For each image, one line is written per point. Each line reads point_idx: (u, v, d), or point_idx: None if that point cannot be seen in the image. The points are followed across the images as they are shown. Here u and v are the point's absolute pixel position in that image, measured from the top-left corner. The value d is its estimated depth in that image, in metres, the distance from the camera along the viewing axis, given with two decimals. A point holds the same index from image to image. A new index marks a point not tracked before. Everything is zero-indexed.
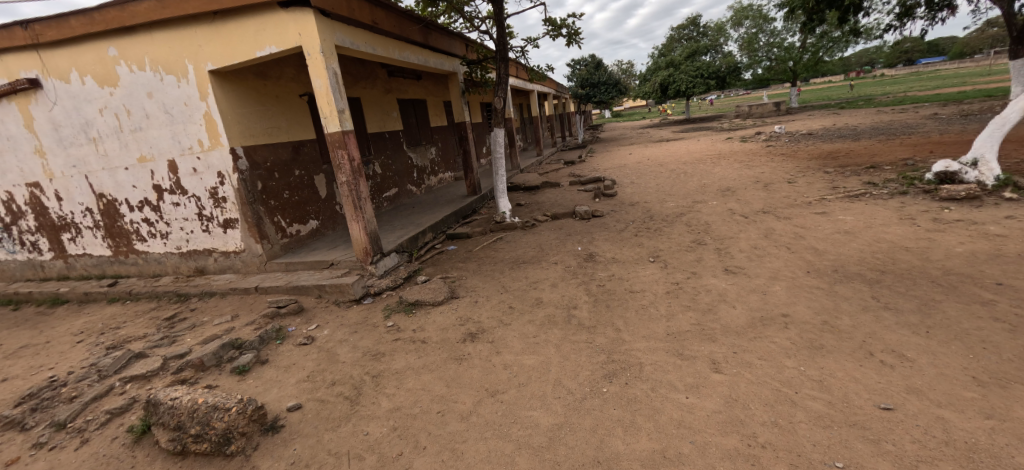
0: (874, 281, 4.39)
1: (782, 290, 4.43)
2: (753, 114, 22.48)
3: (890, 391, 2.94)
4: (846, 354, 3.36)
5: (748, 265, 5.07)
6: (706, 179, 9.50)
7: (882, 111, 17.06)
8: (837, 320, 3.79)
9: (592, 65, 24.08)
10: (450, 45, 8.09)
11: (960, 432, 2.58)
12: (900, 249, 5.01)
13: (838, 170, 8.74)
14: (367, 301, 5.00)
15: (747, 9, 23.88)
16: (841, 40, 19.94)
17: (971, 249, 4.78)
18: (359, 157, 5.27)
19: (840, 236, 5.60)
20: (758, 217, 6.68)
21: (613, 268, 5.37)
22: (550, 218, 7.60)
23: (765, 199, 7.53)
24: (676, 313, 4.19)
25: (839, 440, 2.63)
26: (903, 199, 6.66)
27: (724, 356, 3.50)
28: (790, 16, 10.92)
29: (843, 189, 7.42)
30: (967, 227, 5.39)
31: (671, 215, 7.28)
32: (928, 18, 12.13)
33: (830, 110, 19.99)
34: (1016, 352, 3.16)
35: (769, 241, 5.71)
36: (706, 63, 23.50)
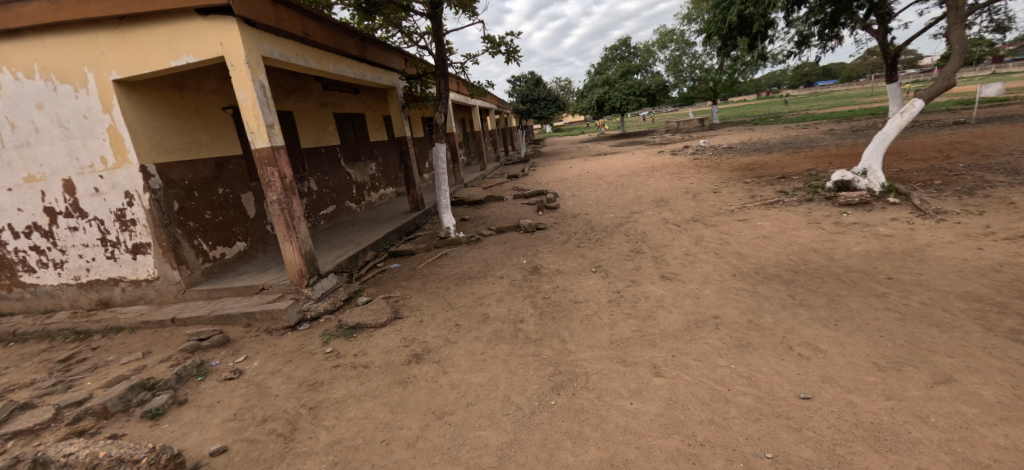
0: (790, 280, 4.79)
1: (713, 293, 4.71)
2: (681, 129, 24.05)
3: (808, 382, 3.20)
4: (770, 349, 3.63)
5: (682, 271, 5.36)
6: (642, 190, 9.97)
7: (789, 127, 18.93)
8: (760, 318, 4.09)
9: (531, 81, 24.68)
10: (388, 58, 7.92)
11: (867, 415, 2.85)
12: (810, 250, 5.53)
13: (755, 180, 9.53)
14: (303, 327, 4.70)
15: (671, 33, 25.52)
16: (752, 63, 21.92)
17: (866, 248, 5.38)
18: (291, 174, 4.98)
19: (760, 240, 6.10)
20: (689, 225, 7.10)
21: (558, 279, 5.45)
22: (495, 231, 7.60)
23: (695, 208, 8.03)
24: (618, 321, 4.32)
25: (768, 431, 2.81)
26: (810, 205, 7.39)
27: (664, 360, 3.64)
28: (709, 41, 11.83)
29: (760, 198, 8.11)
30: (862, 228, 6.06)
31: (610, 226, 7.56)
32: (821, 46, 13.68)
33: (746, 126, 21.87)
34: (907, 338, 3.56)
35: (700, 247, 6.08)
36: (637, 81, 24.87)
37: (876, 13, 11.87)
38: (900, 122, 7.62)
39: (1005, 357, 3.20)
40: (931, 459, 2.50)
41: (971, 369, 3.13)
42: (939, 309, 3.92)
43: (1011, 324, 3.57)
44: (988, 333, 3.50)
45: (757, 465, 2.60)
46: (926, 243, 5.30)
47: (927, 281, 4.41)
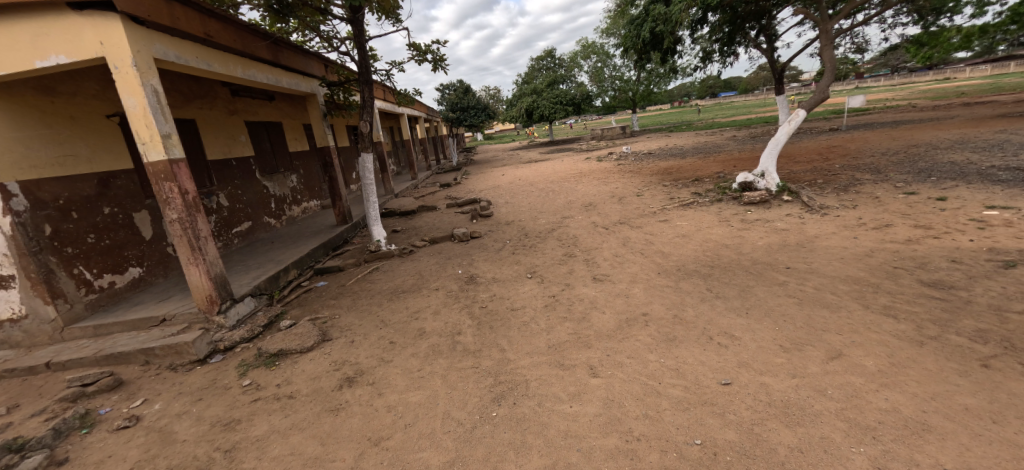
0: (707, 275, 5.16)
1: (641, 292, 4.93)
2: (605, 136, 25.21)
3: (727, 368, 3.44)
4: (693, 341, 3.87)
5: (612, 272, 5.56)
6: (572, 196, 10.28)
7: (700, 134, 20.58)
8: (684, 312, 4.35)
9: (460, 89, 24.64)
10: (306, 64, 7.47)
11: (778, 393, 3.12)
12: (723, 246, 6.01)
13: (673, 183, 10.20)
14: (215, 359, 4.23)
15: (592, 46, 26.71)
16: (665, 75, 23.57)
17: (768, 242, 5.95)
18: (195, 190, 4.48)
19: (680, 239, 6.52)
20: (616, 227, 7.42)
21: (494, 288, 5.41)
22: (428, 242, 7.41)
23: (621, 211, 8.40)
24: (555, 325, 4.38)
25: (696, 419, 2.98)
26: (720, 205, 8.05)
27: (600, 360, 3.73)
28: (627, 54, 12.53)
29: (677, 200, 8.68)
30: (764, 224, 6.70)
31: (543, 231, 7.69)
32: (723, 62, 15.06)
33: (663, 133, 23.46)
34: (806, 320, 3.97)
35: (627, 248, 6.37)
36: (563, 91, 25.73)
37: (766, 33, 13.29)
38: (790, 129, 8.54)
39: (882, 331, 3.67)
40: (830, 428, 2.78)
41: (855, 343, 3.55)
42: (829, 292, 4.41)
43: (884, 302, 4.11)
44: (868, 311, 3.99)
45: (687, 453, 2.74)
46: (815, 235, 5.97)
47: (818, 268, 4.96)
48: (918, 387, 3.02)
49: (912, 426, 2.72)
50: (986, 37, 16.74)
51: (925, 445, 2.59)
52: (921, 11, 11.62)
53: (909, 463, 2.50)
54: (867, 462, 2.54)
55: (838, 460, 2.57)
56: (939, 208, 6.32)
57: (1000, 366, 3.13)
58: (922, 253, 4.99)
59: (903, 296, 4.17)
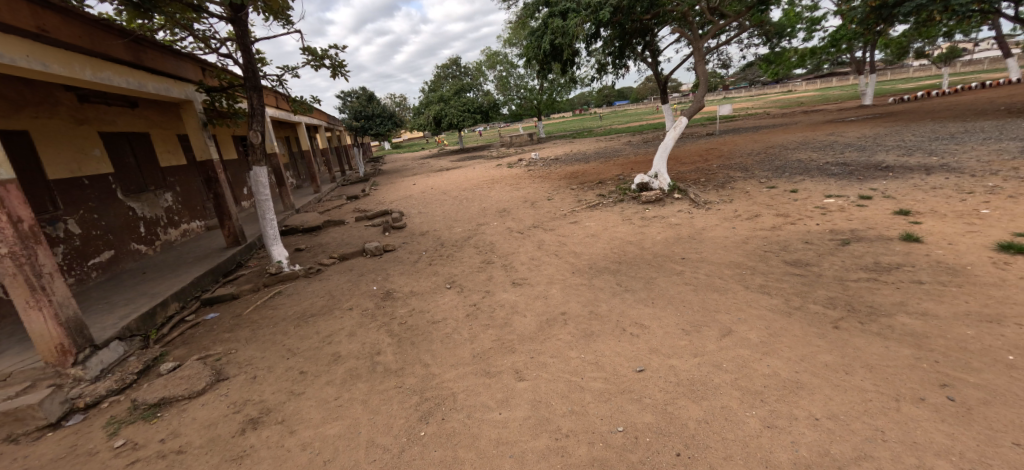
0: (616, 271, 5.45)
1: (558, 292, 5.05)
2: (514, 143, 25.76)
3: (640, 356, 3.63)
4: (609, 334, 4.03)
5: (529, 276, 5.63)
6: (485, 203, 10.32)
7: (600, 139, 21.92)
8: (598, 308, 4.54)
9: (363, 97, 23.61)
10: (179, 67, 6.60)
11: (685, 372, 3.36)
12: (628, 243, 6.41)
13: (580, 187, 10.69)
14: (72, 421, 3.50)
15: (496, 55, 27.08)
16: (566, 85, 24.80)
17: (665, 236, 6.47)
18: (31, 217, 3.70)
19: (589, 238, 6.83)
20: (530, 231, 7.58)
21: (413, 302, 5.19)
22: (337, 259, 6.92)
23: (534, 215, 8.59)
24: (478, 334, 4.31)
25: (617, 408, 3.09)
26: (623, 204, 8.60)
27: (524, 363, 3.74)
28: (530, 64, 12.94)
29: (585, 202, 9.11)
30: (661, 220, 7.28)
31: (459, 240, 7.59)
32: (616, 73, 16.24)
33: (567, 140, 24.61)
34: (702, 304, 4.36)
35: (542, 251, 6.52)
36: (470, 99, 25.84)
37: (651, 48, 14.61)
38: (676, 134, 9.39)
39: (761, 307, 4.14)
40: (728, 398, 3.04)
41: (742, 320, 3.97)
42: (718, 277, 4.89)
43: (760, 281, 4.67)
44: (749, 290, 4.49)
45: (612, 441, 2.82)
46: (703, 227, 6.62)
47: (708, 257, 5.50)
48: (791, 351, 3.43)
49: (789, 386, 3.08)
50: (815, 57, 20.14)
51: (800, 400, 2.93)
52: (769, 34, 13.58)
53: (790, 418, 2.81)
54: (759, 423, 2.81)
55: (736, 424, 2.83)
56: (793, 199, 7.36)
57: (846, 325, 3.68)
58: (784, 237, 5.76)
59: (773, 275, 4.76)
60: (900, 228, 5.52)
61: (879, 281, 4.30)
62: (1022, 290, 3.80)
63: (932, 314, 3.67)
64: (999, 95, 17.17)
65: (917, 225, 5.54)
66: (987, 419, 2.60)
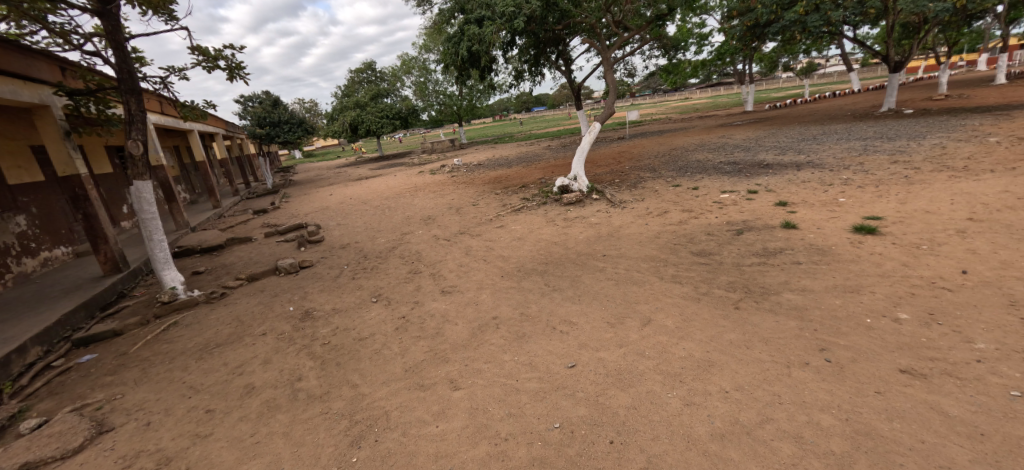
0: (543, 272, 5.57)
1: (488, 297, 5.04)
2: (435, 149, 25.39)
3: (571, 353, 3.73)
4: (540, 334, 4.10)
5: (458, 283, 5.55)
6: (409, 211, 10.03)
7: (521, 144, 22.35)
8: (528, 309, 4.60)
9: (268, 102, 21.81)
10: (29, 66, 5.61)
11: (613, 363, 3.51)
12: (553, 244, 6.58)
13: (504, 191, 10.80)
14: None
15: (413, 61, 26.51)
16: (485, 92, 24.97)
17: (587, 235, 6.75)
18: None
19: (516, 241, 6.92)
20: (457, 238, 7.49)
21: (336, 320, 4.87)
22: (245, 280, 6.31)
23: (460, 222, 8.51)
24: (409, 347, 4.15)
25: (553, 405, 3.14)
26: (546, 207, 8.83)
27: (459, 371, 3.67)
28: (448, 70, 12.84)
29: (510, 206, 9.22)
30: (582, 221, 7.59)
31: (383, 251, 7.29)
32: (533, 81, 16.67)
33: (489, 145, 24.80)
34: (624, 297, 4.59)
35: (470, 257, 6.47)
36: (387, 105, 25.03)
37: (564, 57, 15.23)
38: (592, 138, 9.85)
39: (675, 295, 4.46)
40: (652, 382, 3.22)
41: (659, 308, 4.24)
42: (636, 271, 5.20)
43: (673, 271, 5.03)
44: (664, 281, 4.81)
45: (550, 438, 2.86)
46: (621, 225, 7.00)
47: (627, 252, 5.82)
48: (702, 334, 3.72)
49: (702, 365, 3.33)
50: (706, 69, 22.33)
51: (713, 377, 3.18)
52: (667, 47, 14.79)
53: (704, 394, 3.04)
54: (679, 402, 3.01)
55: (660, 406, 3.00)
56: (695, 195, 8.05)
57: (745, 305, 4.08)
58: (690, 230, 6.27)
59: (683, 265, 5.16)
60: (781, 217, 6.28)
61: (768, 265, 4.84)
62: (873, 263, 4.49)
63: (810, 289, 4.20)
64: (848, 102, 20.30)
65: (794, 213, 6.33)
66: (856, 374, 3.01)
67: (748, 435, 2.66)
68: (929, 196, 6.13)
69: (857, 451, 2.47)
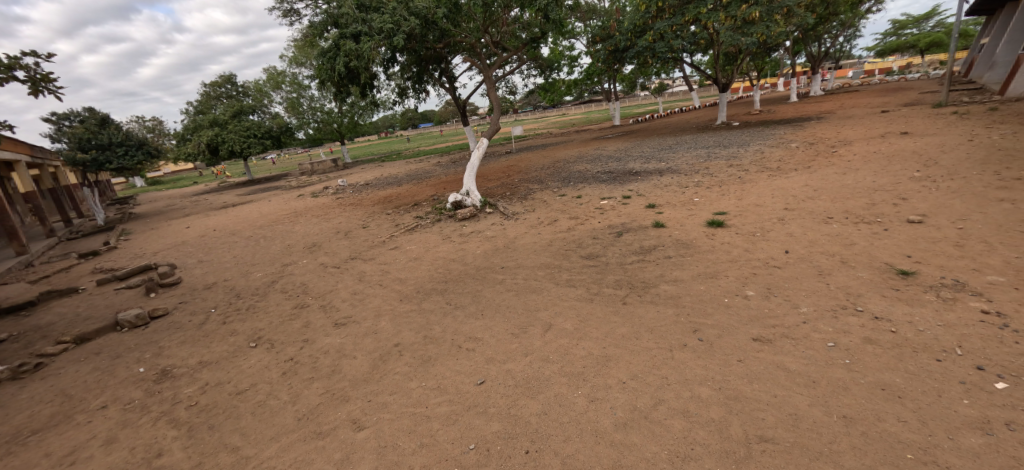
0: (444, 290, 5.49)
1: (388, 324, 4.79)
2: (315, 170, 23.60)
3: (479, 369, 3.72)
4: (445, 355, 4.01)
5: (353, 313, 5.19)
6: (289, 239, 9.15)
7: (409, 161, 21.89)
8: (431, 331, 4.48)
9: (94, 122, 18.11)
10: None
11: (520, 373, 3.58)
12: (452, 260, 6.54)
13: (395, 211, 10.45)
14: None
15: (281, 74, 24.33)
16: (367, 108, 23.96)
17: (484, 249, 6.84)
18: None
19: (412, 262, 6.72)
20: (348, 264, 7.02)
21: (205, 374, 4.22)
22: (74, 343, 5.15)
23: (350, 246, 8.00)
24: (301, 391, 3.76)
25: (466, 426, 3.09)
26: (440, 224, 8.75)
27: (362, 409, 3.42)
28: (323, 86, 12.06)
29: (403, 225, 8.95)
30: (478, 235, 7.67)
31: (260, 286, 6.52)
32: (417, 97, 16.48)
33: (375, 163, 23.83)
34: (525, 305, 4.74)
35: (363, 283, 6.11)
36: (253, 123, 22.62)
37: (447, 75, 15.38)
38: (480, 154, 10.03)
39: (570, 299, 4.71)
40: (559, 385, 3.36)
41: (558, 313, 4.45)
42: (534, 279, 5.40)
43: (567, 276, 5.33)
44: (560, 286, 5.07)
45: (465, 462, 2.81)
46: (516, 236, 7.23)
47: (524, 262, 6.02)
48: (598, 332, 4.00)
49: (601, 360, 3.58)
50: (577, 87, 24.32)
51: (612, 371, 3.42)
52: (542, 67, 15.79)
53: (605, 388, 3.26)
54: (585, 400, 3.17)
55: (568, 407, 3.13)
56: (580, 203, 8.67)
57: (632, 300, 4.49)
58: (578, 236, 6.71)
59: (575, 269, 5.50)
60: (652, 218, 7.06)
61: (646, 261, 5.38)
62: (725, 251, 5.28)
63: (680, 279, 4.77)
64: (692, 116, 23.70)
65: (662, 214, 7.16)
66: (722, 348, 3.49)
67: (646, 419, 2.91)
68: (760, 192, 7.41)
69: (729, 415, 2.83)
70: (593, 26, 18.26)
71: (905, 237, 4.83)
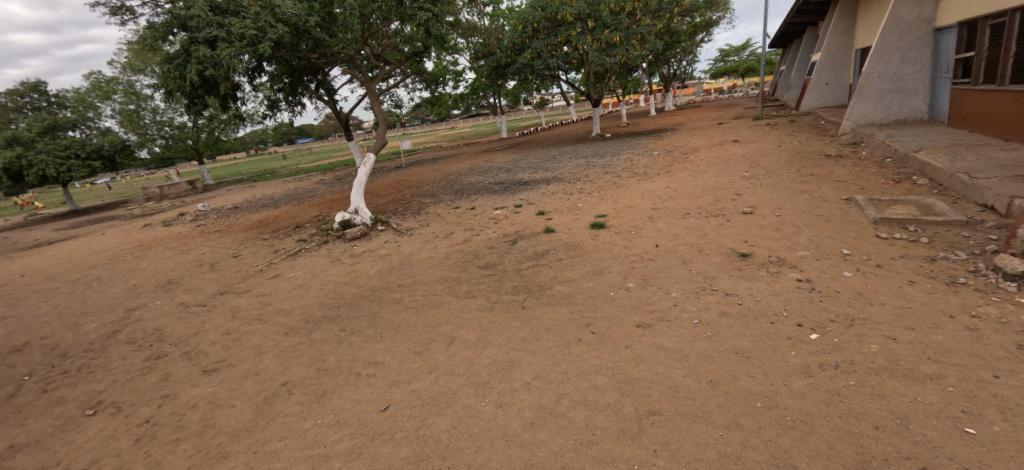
0: (336, 317, 5.17)
1: (273, 361, 4.37)
2: (167, 195, 20.40)
3: (380, 395, 3.59)
4: (343, 386, 3.79)
5: (227, 354, 4.63)
6: (137, 278, 7.80)
7: (286, 180, 20.14)
8: (325, 362, 4.20)
9: None
10: None
11: (425, 391, 3.54)
12: (342, 284, 6.19)
13: (273, 235, 9.54)
14: None
15: (113, 83, 20.62)
16: (230, 123, 21.47)
17: (378, 269, 6.59)
18: None
19: (297, 290, 6.21)
20: (217, 300, 6.23)
21: (21, 462, 3.42)
22: None
23: (218, 280, 7.10)
24: (165, 457, 3.25)
25: (371, 457, 2.96)
26: (327, 246, 8.21)
27: (247, 462, 3.08)
28: (171, 97, 10.55)
29: (283, 251, 8.21)
30: (370, 254, 7.37)
31: (98, 340, 5.46)
32: (290, 110, 15.26)
33: (244, 184, 21.44)
34: (425, 322, 4.68)
35: (238, 319, 5.48)
36: (76, 141, 18.79)
37: (324, 87, 14.53)
38: (367, 171, 9.67)
39: (471, 310, 4.79)
40: (465, 398, 3.39)
41: (460, 326, 4.49)
42: (433, 294, 5.37)
43: (466, 287, 5.40)
44: (460, 299, 5.12)
45: None
46: (411, 252, 7.10)
47: (421, 278, 5.94)
48: (500, 339, 4.13)
49: (504, 366, 3.70)
50: (464, 101, 24.74)
51: (516, 375, 3.57)
52: (427, 81, 15.78)
53: (511, 392, 3.38)
54: (492, 407, 3.25)
55: (476, 417, 3.18)
56: (474, 215, 8.83)
57: (529, 304, 4.72)
58: (474, 247, 6.83)
59: (473, 280, 5.60)
60: (542, 224, 7.48)
61: (540, 265, 5.70)
62: (606, 250, 5.82)
63: (570, 279, 5.15)
64: (571, 129, 25.61)
65: (550, 220, 7.63)
66: (611, 338, 3.85)
67: (551, 414, 3.08)
68: (631, 196, 8.30)
69: (621, 397, 3.14)
70: (474, 42, 18.81)
71: (742, 226, 5.81)
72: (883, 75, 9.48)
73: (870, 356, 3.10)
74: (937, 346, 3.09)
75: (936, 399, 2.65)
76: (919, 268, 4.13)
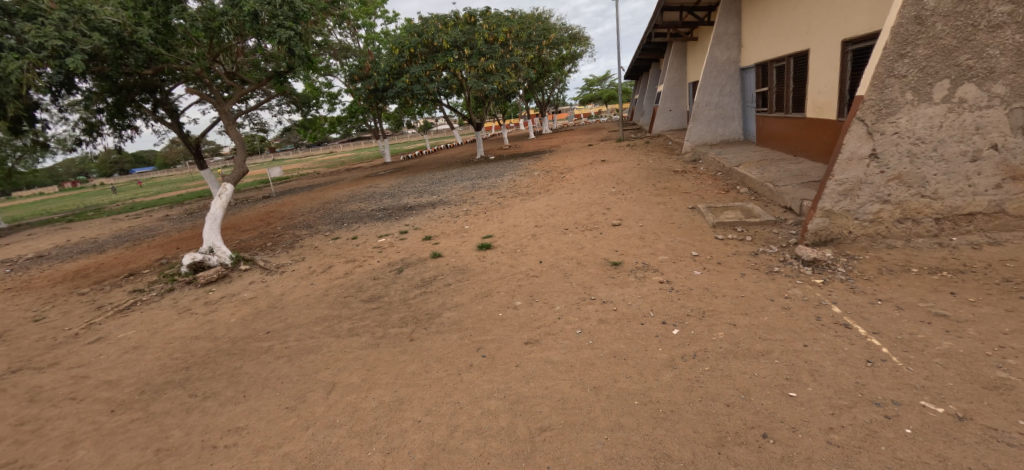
0: (184, 380, 4.39)
1: (92, 450, 3.50)
2: None
3: (244, 466, 3.10)
4: (194, 465, 3.19)
5: (20, 453, 3.59)
6: None
7: (117, 218, 16.83)
8: (169, 439, 3.51)
9: None
10: None
11: (300, 452, 3.15)
12: (192, 340, 5.28)
13: (96, 288, 7.84)
14: None
15: None
16: (30, 151, 17.30)
17: (240, 316, 5.78)
18: None
19: (130, 354, 5.14)
20: (7, 381, 4.84)
21: None
22: None
23: (9, 354, 5.54)
24: None
25: None
26: (173, 295, 6.98)
27: None
28: None
29: (110, 306, 6.77)
30: (231, 299, 6.46)
31: None
32: (117, 134, 12.83)
33: (55, 225, 17.39)
34: (300, 371, 4.21)
35: (40, 403, 4.31)
36: None
37: (164, 107, 12.56)
38: (223, 204, 8.54)
39: (354, 350, 4.45)
40: (348, 450, 3.10)
41: (341, 369, 4.14)
42: (309, 337, 4.88)
43: (347, 326, 5.01)
44: (341, 338, 4.73)
45: None
46: (282, 292, 6.40)
47: (293, 321, 5.35)
48: (386, 377, 3.89)
49: (391, 407, 3.49)
50: (341, 125, 23.55)
51: (405, 414, 3.38)
52: (297, 103, 14.67)
53: (400, 433, 3.19)
54: (379, 453, 3.02)
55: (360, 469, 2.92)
56: (356, 244, 8.33)
57: (417, 335, 4.55)
58: (357, 280, 6.42)
59: (356, 316, 5.22)
60: (429, 249, 7.34)
61: (428, 293, 5.56)
62: (493, 270, 5.91)
63: (459, 304, 5.10)
64: (454, 152, 25.90)
65: (437, 244, 7.53)
66: (500, 360, 3.88)
67: (443, 451, 2.96)
68: (515, 215, 8.61)
69: (513, 419, 3.15)
70: (349, 64, 18.08)
71: (613, 238, 6.37)
72: (708, 104, 11.32)
73: (718, 343, 3.59)
74: (764, 327, 3.70)
75: (766, 372, 3.17)
76: (747, 262, 4.97)
